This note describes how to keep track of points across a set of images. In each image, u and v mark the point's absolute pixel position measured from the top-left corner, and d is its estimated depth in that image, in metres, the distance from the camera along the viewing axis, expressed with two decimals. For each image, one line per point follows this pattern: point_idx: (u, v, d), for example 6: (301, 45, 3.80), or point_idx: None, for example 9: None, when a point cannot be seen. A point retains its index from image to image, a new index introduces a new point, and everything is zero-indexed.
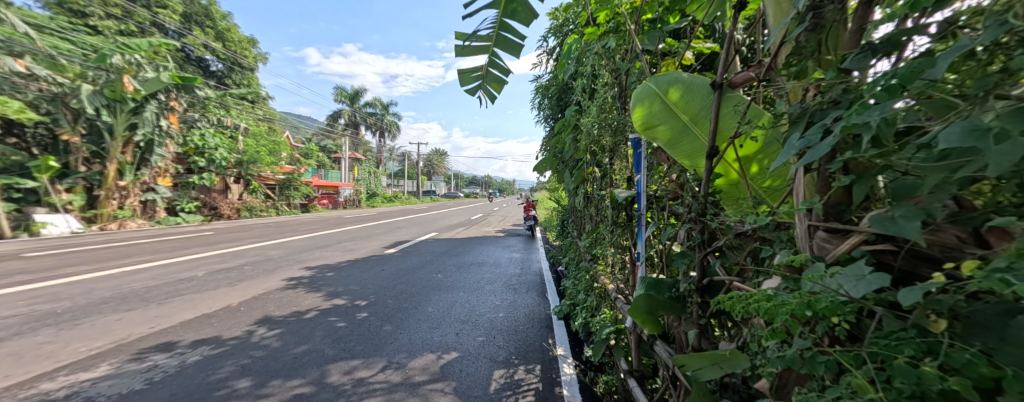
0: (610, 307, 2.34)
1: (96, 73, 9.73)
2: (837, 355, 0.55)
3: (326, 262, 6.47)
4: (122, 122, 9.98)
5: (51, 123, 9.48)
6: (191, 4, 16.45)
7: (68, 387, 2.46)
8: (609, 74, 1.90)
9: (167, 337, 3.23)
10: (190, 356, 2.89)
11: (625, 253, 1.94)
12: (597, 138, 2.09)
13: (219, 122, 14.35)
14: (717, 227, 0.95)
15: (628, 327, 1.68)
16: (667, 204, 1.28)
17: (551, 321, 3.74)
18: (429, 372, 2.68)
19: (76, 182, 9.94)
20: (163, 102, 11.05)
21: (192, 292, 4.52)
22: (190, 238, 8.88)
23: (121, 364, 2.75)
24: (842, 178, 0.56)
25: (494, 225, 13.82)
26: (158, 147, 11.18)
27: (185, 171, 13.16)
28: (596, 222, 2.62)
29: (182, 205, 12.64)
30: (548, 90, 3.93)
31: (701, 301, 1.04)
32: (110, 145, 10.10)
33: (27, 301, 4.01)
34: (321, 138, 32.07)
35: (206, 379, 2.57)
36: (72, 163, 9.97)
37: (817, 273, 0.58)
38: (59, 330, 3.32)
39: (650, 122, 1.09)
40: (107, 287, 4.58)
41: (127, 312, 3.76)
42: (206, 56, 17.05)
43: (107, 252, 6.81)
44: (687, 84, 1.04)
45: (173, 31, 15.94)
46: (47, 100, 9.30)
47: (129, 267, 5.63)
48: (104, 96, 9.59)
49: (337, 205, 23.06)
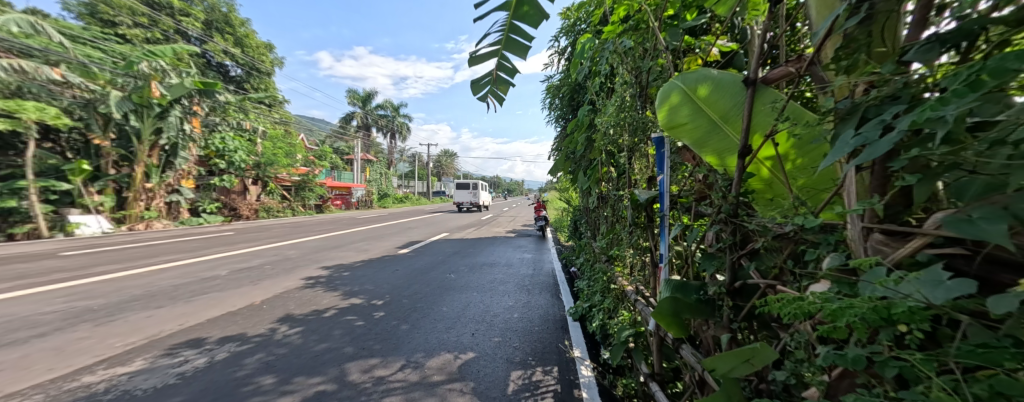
0: (627, 309, 2.31)
1: (124, 80, 10.24)
2: (911, 360, 0.52)
3: (340, 262, 6.60)
4: (149, 125, 10.44)
5: (84, 128, 9.91)
6: (212, 11, 17.12)
7: (107, 380, 2.57)
8: (628, 72, 1.84)
9: (196, 333, 3.35)
10: (218, 353, 2.97)
11: (644, 254, 1.89)
12: (614, 138, 2.06)
13: (239, 125, 14.71)
14: (753, 229, 0.90)
15: (648, 329, 1.63)
16: (693, 205, 1.25)
17: (566, 322, 3.72)
18: (446, 371, 2.70)
19: (107, 184, 10.38)
20: (187, 106, 11.56)
21: (216, 290, 4.66)
22: (212, 238, 9.17)
23: (154, 359, 2.86)
24: (907, 177, 0.52)
25: (504, 226, 13.83)
26: (181, 151, 11.63)
27: (206, 173, 13.62)
28: (611, 223, 2.60)
29: (204, 206, 13.15)
30: (559, 90, 3.93)
31: (733, 305, 0.99)
32: (138, 148, 10.56)
33: (66, 298, 4.21)
34: (333, 141, 32.83)
35: (233, 375, 2.65)
36: (103, 166, 10.40)
37: (881, 278, 0.55)
38: (97, 326, 3.48)
39: (675, 120, 1.07)
40: (137, 285, 4.76)
41: (157, 310, 3.91)
42: (226, 61, 17.58)
43: (135, 252, 7.11)
44: (717, 81, 1.02)
45: (196, 38, 16.53)
46: (80, 106, 9.70)
47: (156, 265, 5.85)
48: (131, 102, 10.02)
49: (348, 207, 23.56)
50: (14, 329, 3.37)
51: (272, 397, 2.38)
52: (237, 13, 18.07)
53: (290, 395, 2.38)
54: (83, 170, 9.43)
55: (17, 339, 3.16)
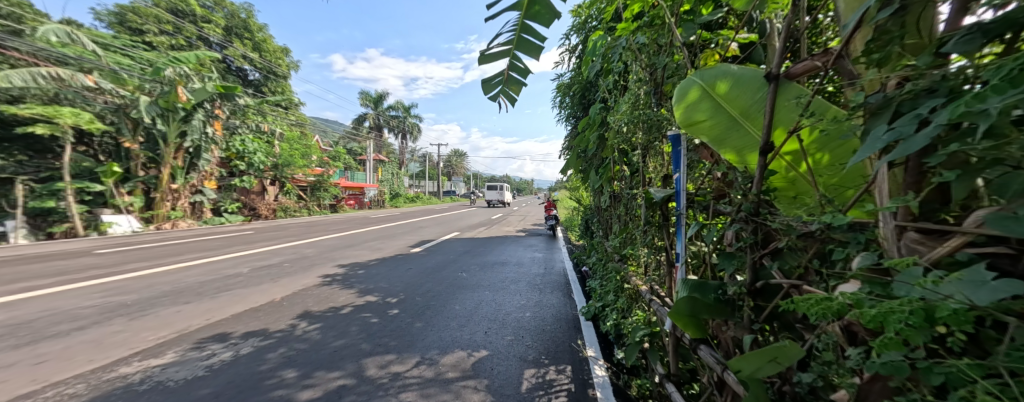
0: (642, 310, 2.28)
1: (151, 85, 10.61)
2: (956, 365, 0.50)
3: (355, 260, 6.72)
4: (174, 129, 10.81)
5: (115, 132, 10.33)
6: (232, 18, 17.63)
7: (142, 371, 2.68)
8: (643, 69, 1.82)
9: (221, 328, 3.46)
10: (243, 347, 3.07)
11: (659, 254, 1.86)
12: (628, 136, 2.03)
13: (257, 127, 15.10)
14: (776, 228, 0.88)
15: (664, 329, 1.61)
16: (710, 203, 1.22)
17: (578, 321, 3.70)
18: (460, 368, 2.72)
19: (136, 185, 10.78)
20: (209, 110, 11.93)
21: (239, 287, 4.81)
22: (233, 237, 9.45)
23: (184, 352, 2.97)
24: (944, 173, 0.51)
25: (514, 225, 13.83)
26: (204, 153, 12.02)
27: (227, 174, 14.03)
28: (625, 222, 2.57)
29: (225, 206, 13.57)
30: (570, 89, 3.90)
31: (754, 305, 0.97)
32: (164, 151, 10.94)
33: (101, 293, 4.41)
34: (347, 141, 33.39)
35: (257, 368, 2.73)
36: (133, 168, 10.83)
37: (917, 278, 0.53)
38: (131, 320, 3.62)
39: (693, 117, 1.06)
40: (166, 282, 4.94)
41: (185, 305, 4.05)
42: (246, 66, 18.05)
43: (162, 250, 7.37)
44: (737, 77, 1.00)
45: (216, 44, 17.03)
46: (112, 111, 10.15)
47: (182, 263, 6.05)
48: (159, 106, 10.40)
49: (361, 206, 23.95)
50: (55, 323, 3.54)
51: (294, 390, 2.44)
52: (255, 19, 18.53)
53: (311, 389, 2.44)
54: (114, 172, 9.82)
55: (58, 332, 3.32)
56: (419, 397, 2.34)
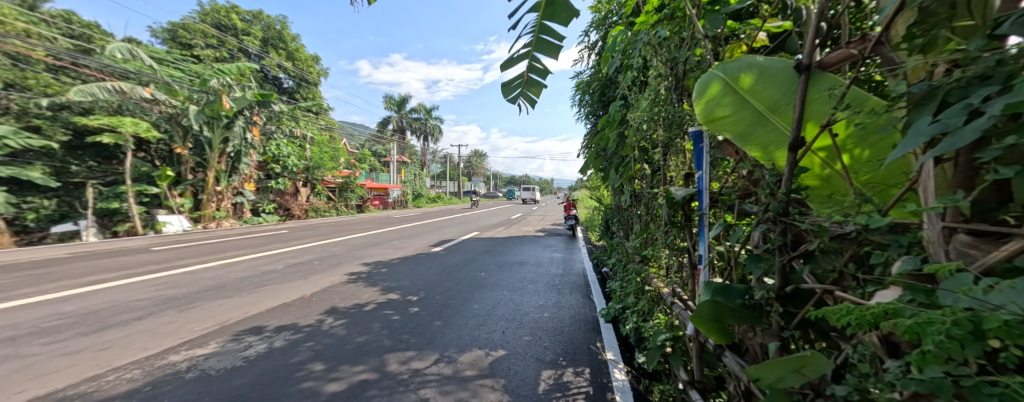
0: (663, 312, 2.21)
1: (199, 96, 11.27)
2: (1013, 386, 0.45)
3: (379, 259, 6.87)
4: (218, 136, 11.52)
5: (169, 140, 11.13)
6: (268, 30, 18.55)
7: (189, 359, 2.84)
8: (663, 65, 1.76)
9: (258, 321, 3.62)
10: (276, 340, 3.19)
11: (681, 255, 1.79)
12: (647, 134, 1.97)
13: (291, 133, 15.77)
14: (807, 228, 0.82)
15: (687, 334, 1.55)
16: (736, 202, 1.16)
17: (598, 323, 3.64)
18: (477, 367, 2.73)
19: (187, 187, 11.50)
20: (248, 117, 12.55)
21: (275, 282, 5.02)
22: (269, 235, 9.88)
23: (224, 343, 3.12)
24: (1001, 170, 0.46)
25: (533, 225, 13.81)
26: (244, 157, 12.65)
27: (264, 177, 14.69)
28: (645, 222, 2.49)
29: (263, 207, 14.22)
30: (589, 86, 3.84)
31: (784, 311, 0.91)
32: (210, 156, 11.66)
33: (155, 287, 4.71)
34: (372, 144, 34.36)
35: (288, 360, 2.83)
36: (183, 172, 11.56)
37: (966, 286, 0.49)
38: (181, 311, 3.85)
39: (714, 112, 1.02)
40: (210, 277, 5.22)
41: (227, 299, 4.26)
42: (281, 75, 18.89)
43: (207, 247, 7.81)
44: (763, 68, 0.94)
45: (254, 55, 17.94)
46: (165, 120, 10.96)
47: (225, 260, 6.39)
48: (206, 115, 11.08)
49: (385, 207, 24.55)
50: (117, 313, 3.81)
51: (321, 382, 2.52)
52: (289, 29, 19.36)
53: (336, 382, 2.51)
54: (167, 176, 10.53)
55: (120, 321, 3.57)
56: (438, 394, 2.36)
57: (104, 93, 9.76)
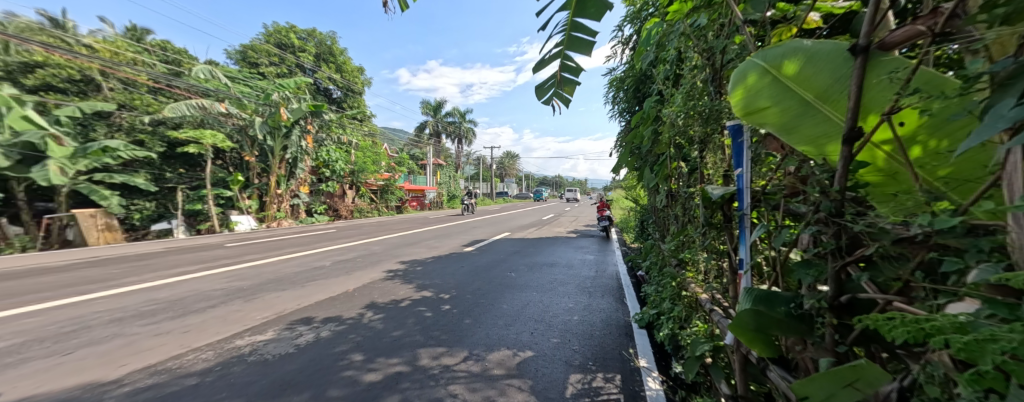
0: (703, 320, 2.08)
1: (264, 108, 12.38)
2: None
3: (415, 257, 7.07)
4: (280, 144, 12.57)
5: (239, 148, 12.40)
6: (320, 46, 19.86)
7: (251, 344, 3.08)
8: (699, 55, 1.65)
9: (308, 312, 3.84)
10: (323, 330, 3.37)
11: (721, 259, 1.67)
12: (683, 130, 1.85)
13: (339, 139, 16.69)
14: (862, 231, 0.73)
15: (728, 344, 1.44)
16: (781, 202, 1.05)
17: (632, 329, 3.50)
18: (505, 366, 2.71)
19: (253, 191, 12.63)
20: (303, 127, 13.34)
21: (323, 277, 5.31)
22: (319, 234, 10.51)
23: (280, 331, 3.35)
24: None
25: (564, 226, 13.65)
26: (300, 163, 13.55)
27: (316, 180, 15.65)
28: (682, 223, 2.36)
29: (315, 208, 15.10)
30: (622, 83, 3.71)
31: (837, 323, 0.82)
32: (272, 162, 12.65)
33: (225, 278, 5.17)
34: (411, 148, 35.65)
35: (332, 350, 2.97)
36: (251, 176, 12.71)
37: None
38: (247, 301, 4.19)
39: (754, 104, 0.93)
40: (270, 270, 5.64)
41: (283, 291, 4.57)
42: (330, 86, 20.08)
43: (269, 244, 8.46)
44: (812, 52, 0.84)
45: (308, 69, 19.32)
46: (237, 131, 12.25)
47: (284, 256, 6.88)
48: (268, 126, 12.10)
49: (422, 207, 25.35)
50: (197, 301, 4.20)
51: (360, 372, 2.62)
52: (337, 44, 20.55)
53: (372, 373, 2.60)
54: (239, 181, 11.76)
55: (201, 308, 3.96)
56: (466, 391, 2.37)
57: (191, 109, 10.91)
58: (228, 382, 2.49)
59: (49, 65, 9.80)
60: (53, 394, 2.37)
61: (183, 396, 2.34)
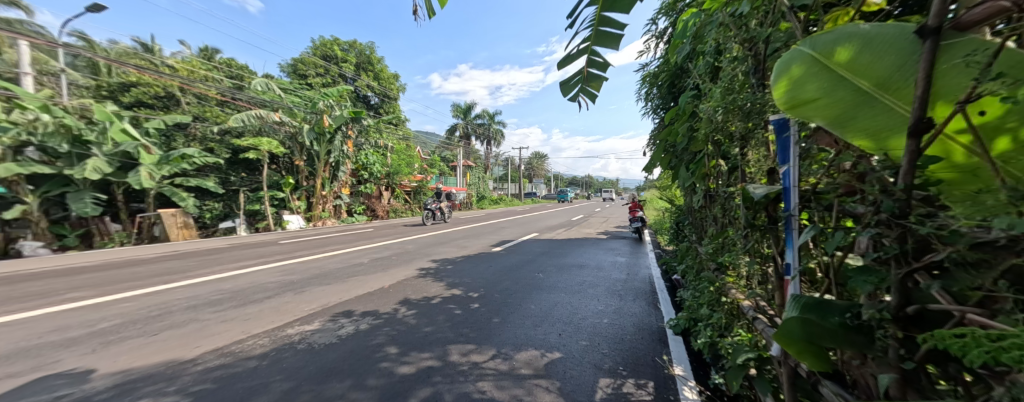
0: (746, 328, 1.96)
1: (311, 116, 13.10)
2: None
3: (447, 256, 7.22)
4: (325, 149, 13.33)
5: (292, 154, 13.17)
6: (360, 55, 20.82)
7: (300, 333, 3.28)
8: (740, 46, 1.55)
9: (349, 306, 4.02)
10: (362, 323, 3.51)
11: (765, 264, 1.57)
12: (723, 125, 1.75)
13: (377, 143, 17.39)
14: (932, 233, 0.66)
15: (774, 355, 1.34)
16: (837, 201, 0.96)
17: (666, 335, 3.36)
18: (533, 366, 2.69)
19: (302, 192, 13.49)
20: (345, 133, 14.01)
21: (363, 273, 5.55)
22: (358, 233, 11.02)
23: (325, 322, 3.53)
24: None
25: (595, 227, 13.42)
26: (342, 166, 14.25)
27: (355, 182, 16.43)
28: (722, 225, 2.24)
29: (355, 208, 15.85)
30: (657, 78, 3.59)
31: (902, 336, 0.74)
32: (318, 166, 13.38)
33: (279, 272, 5.55)
34: (442, 150, 36.55)
35: (370, 342, 3.09)
36: (301, 179, 13.54)
37: None
38: (297, 294, 4.46)
39: (801, 98, 0.87)
40: (316, 266, 5.98)
41: (327, 285, 4.83)
42: (369, 93, 21.00)
43: (315, 242, 8.99)
44: (870, 37, 0.75)
45: (349, 78, 20.31)
46: (288, 139, 13.05)
47: (328, 252, 7.28)
48: (314, 132, 12.86)
49: (453, 207, 25.95)
50: (255, 292, 4.54)
51: (395, 364, 2.70)
52: (375, 53, 21.41)
53: (406, 366, 2.67)
54: (291, 183, 12.77)
55: (259, 298, 4.27)
56: (494, 389, 2.38)
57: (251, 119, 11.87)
58: (280, 367, 2.66)
59: (141, 85, 12.26)
60: (141, 369, 2.65)
61: (244, 378, 2.52)
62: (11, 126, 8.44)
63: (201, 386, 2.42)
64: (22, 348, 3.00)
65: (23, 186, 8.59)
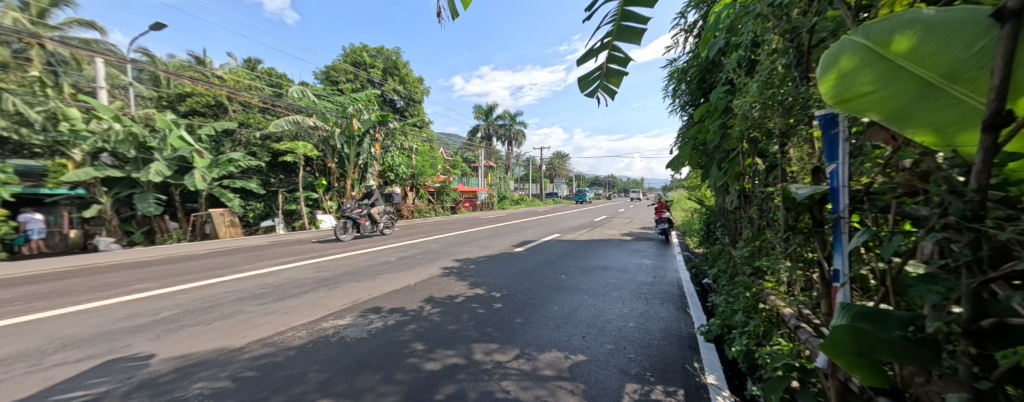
0: (787, 336, 1.85)
1: (342, 120, 13.59)
2: None
3: (469, 256, 7.30)
4: (354, 152, 13.77)
5: (324, 156, 13.74)
6: (386, 60, 21.44)
7: (334, 327, 3.40)
8: (780, 37, 1.46)
9: (377, 302, 4.14)
10: (390, 319, 3.60)
11: (809, 269, 1.47)
12: (760, 122, 1.66)
13: (403, 146, 17.84)
14: (1011, 237, 0.58)
15: (819, 367, 1.25)
16: (896, 203, 0.88)
17: (697, 341, 3.23)
18: (557, 368, 2.66)
19: (334, 193, 14.06)
20: (373, 135, 14.46)
21: (390, 271, 5.70)
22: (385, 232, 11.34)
23: (355, 317, 3.64)
24: None
25: (619, 228, 13.16)
26: (369, 168, 14.72)
27: (382, 183, 16.87)
28: (758, 227, 2.13)
29: (382, 208, 16.32)
30: (685, 74, 3.47)
31: (973, 352, 0.66)
32: (347, 168, 13.89)
33: (315, 268, 5.80)
34: (464, 151, 37.02)
35: (397, 337, 3.16)
36: (332, 180, 14.11)
37: None
38: (330, 289, 4.63)
39: (852, 93, 0.81)
40: (347, 263, 6.20)
41: (357, 282, 4.99)
42: (394, 97, 21.60)
43: (346, 240, 9.32)
44: (934, 22, 0.65)
45: (377, 83, 20.96)
46: (321, 142, 13.61)
47: (357, 251, 7.54)
48: (345, 135, 13.36)
49: (474, 208, 26.24)
50: (293, 287, 4.76)
51: (422, 360, 2.74)
52: (401, 58, 21.96)
53: (431, 362, 2.71)
54: (323, 184, 13.31)
55: (297, 293, 4.48)
56: (518, 389, 2.37)
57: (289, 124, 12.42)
58: (316, 359, 2.76)
59: (195, 94, 13.35)
60: (195, 355, 2.84)
61: (284, 367, 2.64)
62: (90, 135, 9.17)
63: (245, 374, 2.55)
64: (98, 332, 3.28)
65: (99, 188, 9.51)
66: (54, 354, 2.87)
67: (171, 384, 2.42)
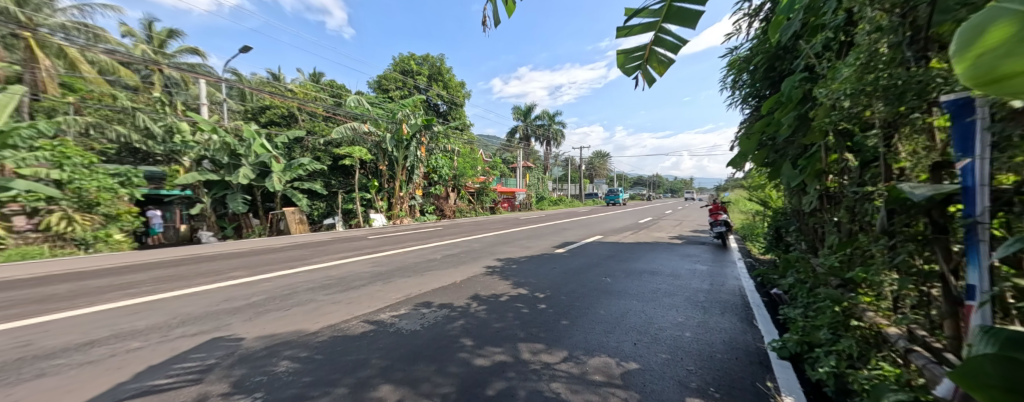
0: (891, 359, 1.62)
1: (391, 124, 14.39)
2: None
3: (510, 255, 7.34)
4: (402, 155, 14.51)
5: (376, 159, 14.64)
6: (432, 67, 22.31)
7: (390, 318, 3.58)
8: (882, 13, 1.29)
9: (427, 297, 4.29)
10: (440, 314, 3.71)
11: (927, 283, 1.27)
12: (853, 112, 1.48)
13: (446, 148, 18.43)
14: None
15: (936, 394, 1.08)
16: None
17: (767, 357, 2.92)
18: (608, 374, 2.56)
19: (384, 193, 14.92)
20: (419, 139, 15.13)
21: (435, 268, 5.91)
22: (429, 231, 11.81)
23: (409, 310, 3.81)
24: None
25: (667, 231, 12.47)
26: (415, 170, 15.44)
27: (427, 184, 17.55)
28: (847, 231, 1.89)
29: (426, 208, 16.99)
30: (748, 63, 3.17)
31: None
32: (396, 169, 14.68)
33: (372, 263, 6.19)
34: (503, 153, 37.38)
35: (446, 332, 3.25)
36: (383, 181, 14.98)
37: None
38: (385, 283, 4.91)
39: (990, 74, 0.49)
40: (398, 260, 6.54)
41: (408, 277, 5.24)
42: (439, 102, 22.41)
43: (396, 238, 9.85)
44: None
45: (422, 89, 21.88)
46: (374, 147, 14.46)
47: (407, 248, 7.92)
48: (394, 139, 14.12)
49: (513, 208, 26.42)
50: (354, 279, 5.11)
51: (472, 356, 2.78)
52: (445, 64, 22.74)
53: (481, 359, 2.74)
54: (375, 185, 14.17)
55: (357, 285, 4.80)
56: (568, 392, 2.31)
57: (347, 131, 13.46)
58: (377, 347, 2.92)
59: (273, 107, 15.05)
60: (280, 336, 3.14)
61: (351, 352, 2.83)
62: (195, 145, 10.67)
63: (316, 356, 2.76)
64: (206, 312, 3.76)
65: (202, 189, 10.98)
66: (177, 328, 3.33)
67: (261, 360, 2.70)
